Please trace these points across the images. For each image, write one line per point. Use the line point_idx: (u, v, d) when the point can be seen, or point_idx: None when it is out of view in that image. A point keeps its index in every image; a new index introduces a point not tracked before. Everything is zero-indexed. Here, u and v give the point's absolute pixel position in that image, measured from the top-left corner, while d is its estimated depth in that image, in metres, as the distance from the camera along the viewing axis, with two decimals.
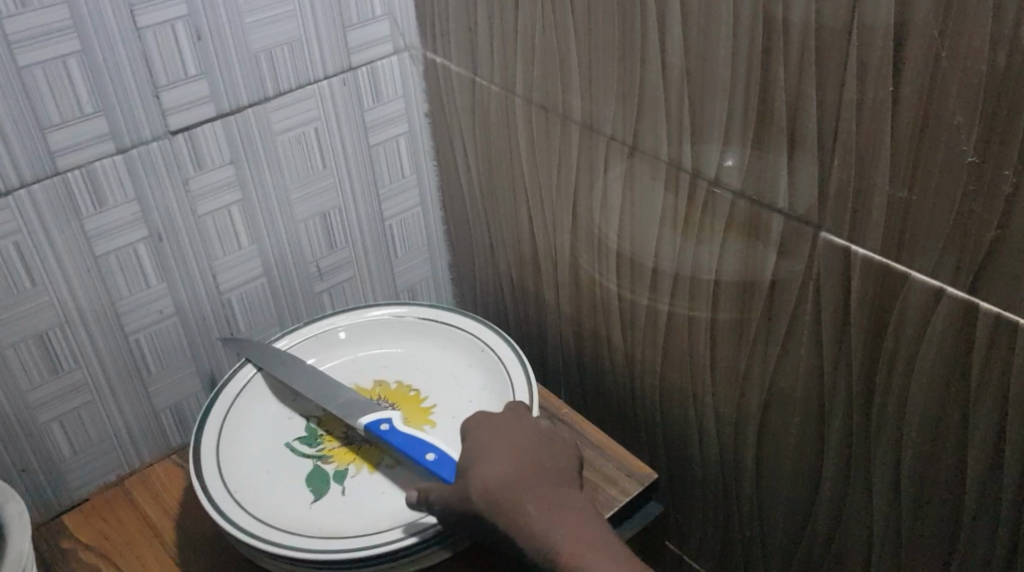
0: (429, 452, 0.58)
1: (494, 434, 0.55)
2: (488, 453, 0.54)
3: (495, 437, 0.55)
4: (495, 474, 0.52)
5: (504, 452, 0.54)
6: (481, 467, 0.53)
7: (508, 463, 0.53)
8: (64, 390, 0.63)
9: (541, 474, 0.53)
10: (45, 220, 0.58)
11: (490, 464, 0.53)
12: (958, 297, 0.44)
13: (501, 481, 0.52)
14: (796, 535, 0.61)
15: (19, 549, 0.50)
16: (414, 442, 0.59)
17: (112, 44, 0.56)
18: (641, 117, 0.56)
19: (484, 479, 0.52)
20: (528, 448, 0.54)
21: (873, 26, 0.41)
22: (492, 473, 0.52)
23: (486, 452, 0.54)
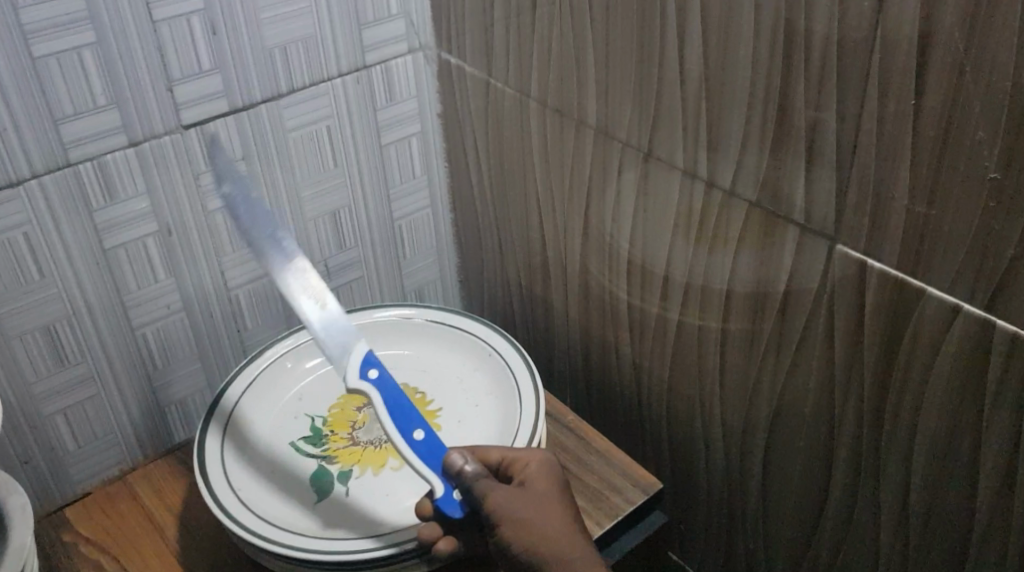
0: (418, 431, 0.55)
1: (534, 473, 0.52)
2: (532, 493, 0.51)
3: (529, 479, 0.52)
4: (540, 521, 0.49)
5: (545, 500, 0.50)
6: (521, 508, 0.50)
7: (549, 513, 0.50)
8: (69, 382, 0.63)
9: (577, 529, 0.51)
10: (55, 211, 0.57)
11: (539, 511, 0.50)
12: (974, 314, 0.43)
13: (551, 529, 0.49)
14: (802, 550, 0.60)
15: (20, 542, 0.50)
16: (405, 415, 0.56)
17: (128, 37, 0.56)
18: (657, 123, 0.55)
19: (527, 523, 0.49)
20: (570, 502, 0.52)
21: (896, 38, 0.41)
22: (534, 519, 0.49)
23: (545, 499, 0.51)
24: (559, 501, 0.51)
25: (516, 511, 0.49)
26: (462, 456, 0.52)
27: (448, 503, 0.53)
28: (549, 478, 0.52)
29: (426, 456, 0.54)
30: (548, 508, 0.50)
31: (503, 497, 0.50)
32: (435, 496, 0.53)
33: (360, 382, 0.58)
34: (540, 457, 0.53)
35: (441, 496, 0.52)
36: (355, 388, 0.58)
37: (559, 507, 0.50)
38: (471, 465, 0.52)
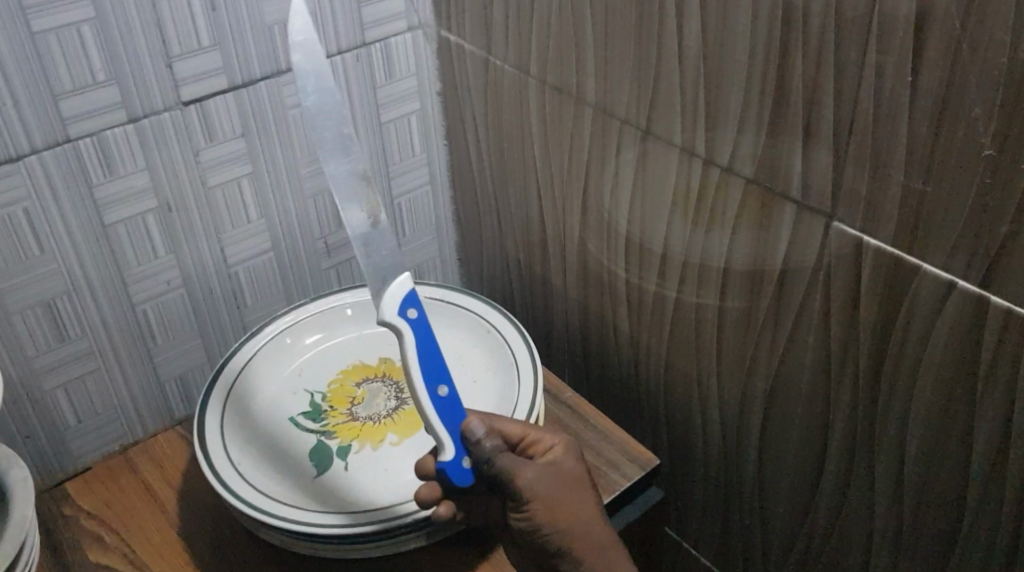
0: (442, 386, 0.54)
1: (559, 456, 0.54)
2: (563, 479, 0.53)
3: (555, 461, 0.54)
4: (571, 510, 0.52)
5: (570, 482, 0.53)
6: (554, 495, 0.52)
7: (578, 500, 0.52)
8: (70, 358, 0.63)
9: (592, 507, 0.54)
10: (55, 187, 0.58)
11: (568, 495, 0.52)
12: (970, 291, 0.43)
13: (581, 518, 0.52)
14: (797, 525, 0.61)
15: (22, 515, 0.50)
16: (433, 363, 0.55)
17: (127, 13, 0.56)
18: (655, 101, 0.55)
19: (557, 505, 0.52)
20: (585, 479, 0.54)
21: (893, 16, 0.41)
22: (566, 507, 0.52)
23: (570, 480, 0.53)
24: (581, 482, 0.54)
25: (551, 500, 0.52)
26: (483, 428, 0.53)
27: (455, 470, 0.53)
28: (571, 459, 0.54)
29: (442, 414, 0.53)
30: (574, 493, 0.53)
31: (538, 483, 0.52)
32: (443, 459, 0.53)
33: (397, 319, 0.55)
34: (561, 439, 0.55)
35: (449, 461, 0.53)
36: (390, 323, 0.55)
37: (583, 491, 0.53)
38: (489, 438, 0.52)
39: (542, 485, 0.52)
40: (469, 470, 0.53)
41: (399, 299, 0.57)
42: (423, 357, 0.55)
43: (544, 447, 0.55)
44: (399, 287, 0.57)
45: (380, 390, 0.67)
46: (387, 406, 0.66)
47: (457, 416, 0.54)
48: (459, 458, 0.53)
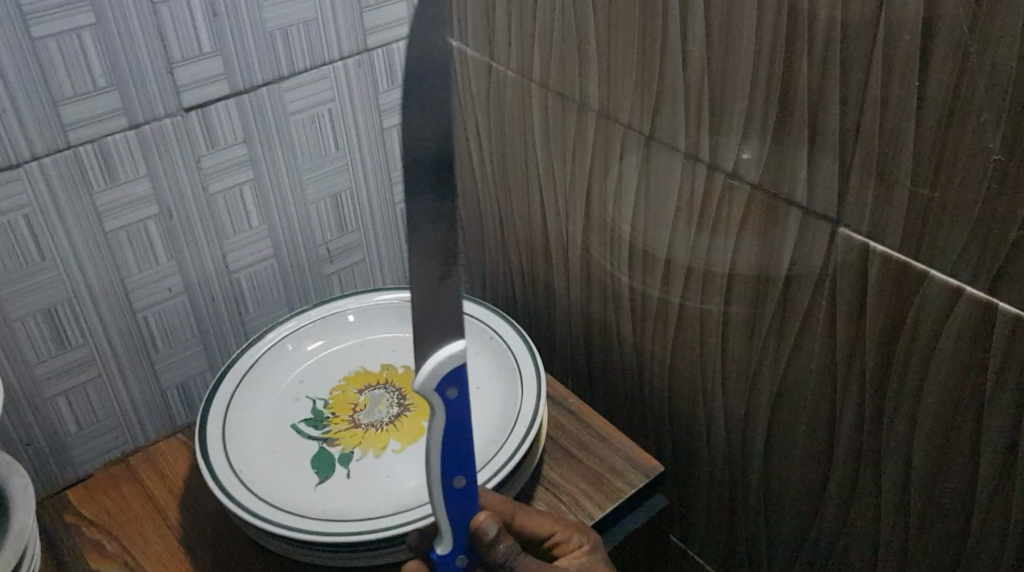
0: (461, 480, 0.47)
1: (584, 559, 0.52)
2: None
3: (582, 565, 0.51)
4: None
5: None
6: None
7: None
8: (71, 365, 0.63)
9: None
10: (55, 193, 0.57)
11: None
12: (977, 296, 0.43)
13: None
14: (803, 532, 0.60)
15: (23, 523, 0.50)
16: (460, 455, 0.47)
17: (128, 18, 0.56)
18: (659, 107, 0.55)
19: None
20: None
21: (900, 21, 0.41)
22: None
23: None
24: None
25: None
26: (497, 528, 0.49)
27: (448, 564, 0.49)
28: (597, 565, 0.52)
29: (452, 507, 0.48)
30: None
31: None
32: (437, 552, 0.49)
33: (433, 398, 0.45)
34: (585, 541, 0.53)
35: (441, 555, 0.49)
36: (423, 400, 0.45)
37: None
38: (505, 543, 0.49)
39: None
40: (462, 567, 0.50)
41: (443, 372, 0.45)
42: (450, 441, 0.47)
43: (568, 547, 0.53)
44: (446, 359, 0.45)
45: (383, 397, 0.67)
46: (389, 413, 0.66)
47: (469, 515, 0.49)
48: (454, 554, 0.49)
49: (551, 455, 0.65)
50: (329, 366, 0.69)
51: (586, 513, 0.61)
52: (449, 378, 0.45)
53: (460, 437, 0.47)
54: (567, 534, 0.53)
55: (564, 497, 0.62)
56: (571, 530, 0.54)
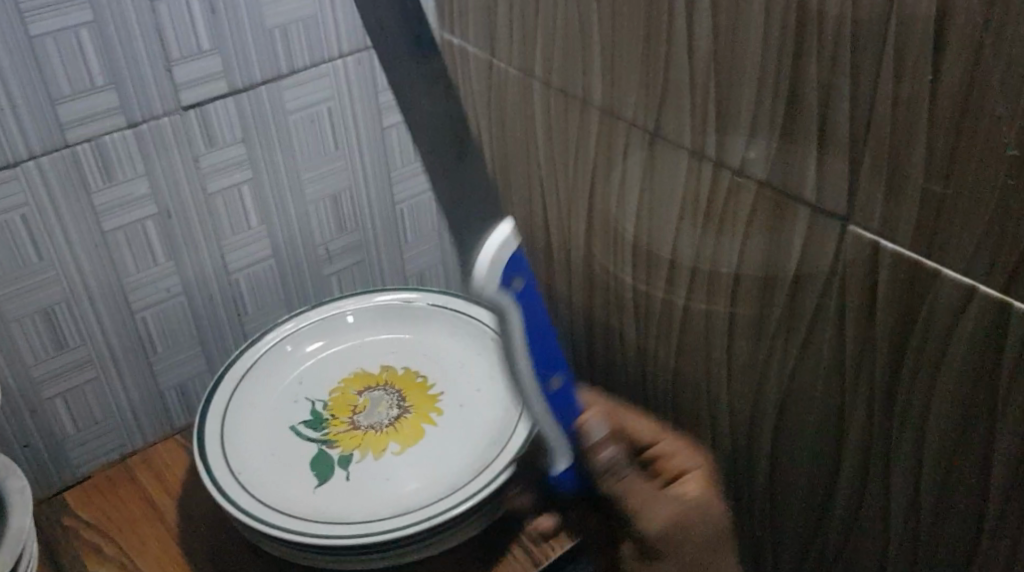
0: (555, 379, 0.52)
1: (695, 476, 0.55)
2: (689, 499, 0.53)
3: (689, 482, 0.54)
4: (700, 523, 0.52)
5: (699, 510, 0.52)
6: (675, 520, 0.51)
7: (704, 521, 0.52)
8: (68, 367, 0.62)
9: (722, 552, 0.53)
10: (53, 193, 0.57)
11: (699, 514, 0.52)
12: (990, 295, 0.42)
13: (707, 531, 0.52)
14: (809, 536, 0.60)
15: (19, 528, 0.49)
16: (544, 353, 0.52)
17: (126, 15, 0.55)
18: (664, 105, 0.54)
19: (682, 528, 0.51)
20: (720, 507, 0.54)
21: (911, 15, 0.40)
22: (689, 523, 0.52)
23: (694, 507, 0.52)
24: (714, 510, 0.53)
25: (677, 518, 0.52)
26: (602, 430, 0.54)
27: (563, 477, 0.56)
28: (706, 482, 0.55)
29: (557, 406, 0.53)
30: (702, 517, 0.53)
31: (656, 501, 0.52)
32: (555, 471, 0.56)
33: (498, 296, 0.48)
34: (700, 461, 0.56)
35: (560, 472, 0.56)
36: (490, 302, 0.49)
37: (718, 509, 0.53)
38: (608, 449, 0.53)
39: (663, 503, 0.52)
40: (569, 483, 0.57)
41: (502, 262, 0.48)
42: (534, 341, 0.51)
43: (679, 463, 0.56)
44: (499, 241, 0.48)
45: (384, 399, 0.66)
46: (390, 414, 0.65)
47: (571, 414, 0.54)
48: (570, 471, 0.56)
49: None
50: (329, 367, 0.68)
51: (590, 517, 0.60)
52: (507, 267, 0.48)
53: (536, 328, 0.51)
54: (684, 454, 0.57)
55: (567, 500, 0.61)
56: (689, 453, 0.57)
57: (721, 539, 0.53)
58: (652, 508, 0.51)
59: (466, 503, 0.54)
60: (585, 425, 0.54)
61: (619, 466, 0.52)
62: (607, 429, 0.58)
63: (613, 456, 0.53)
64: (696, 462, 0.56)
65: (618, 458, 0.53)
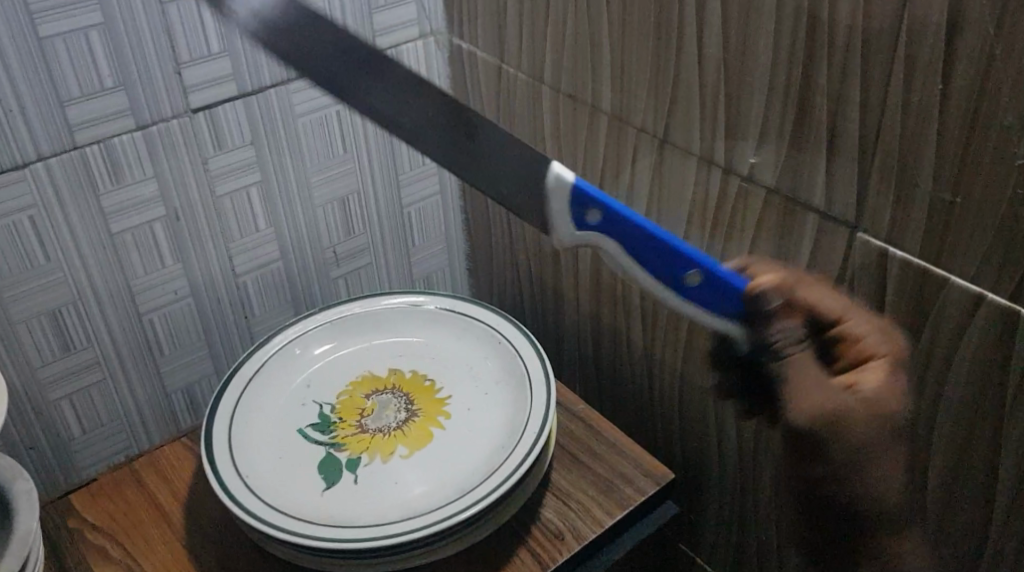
0: (693, 273, 0.48)
1: (876, 364, 0.46)
2: (854, 395, 0.45)
3: (860, 380, 0.45)
4: (860, 422, 0.45)
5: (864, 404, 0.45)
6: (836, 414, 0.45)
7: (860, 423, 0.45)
8: (74, 368, 0.62)
9: (886, 449, 0.46)
10: (61, 194, 0.57)
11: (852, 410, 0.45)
12: (998, 303, 0.43)
13: (869, 434, 0.45)
14: (815, 541, 0.60)
15: (26, 529, 0.49)
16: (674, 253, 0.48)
17: (136, 18, 0.55)
18: (673, 110, 0.55)
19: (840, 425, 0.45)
20: (888, 400, 0.45)
21: (922, 24, 0.40)
22: (878, 414, 0.45)
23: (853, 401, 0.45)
24: (880, 410, 0.45)
25: (835, 411, 0.45)
26: (777, 292, 0.48)
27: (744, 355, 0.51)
28: (889, 383, 0.45)
29: (707, 298, 0.48)
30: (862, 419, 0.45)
31: (819, 385, 0.45)
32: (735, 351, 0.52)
33: (578, 234, 0.49)
34: (895, 346, 0.46)
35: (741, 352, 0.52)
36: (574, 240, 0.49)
37: (893, 408, 0.45)
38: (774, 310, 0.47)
39: (822, 394, 0.45)
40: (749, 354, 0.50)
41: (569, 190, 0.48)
42: (648, 248, 0.49)
43: (863, 343, 0.46)
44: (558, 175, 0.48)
45: (391, 402, 0.66)
46: (398, 417, 0.65)
47: (733, 298, 0.48)
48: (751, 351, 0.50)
49: (560, 462, 0.65)
50: (335, 370, 0.68)
51: (595, 522, 0.60)
52: (574, 205, 0.48)
53: (649, 236, 0.48)
54: (869, 333, 0.46)
55: (573, 505, 0.61)
56: (871, 326, 0.47)
57: (888, 442, 0.45)
58: (796, 393, 0.45)
59: (472, 508, 0.54)
60: (753, 292, 0.48)
61: (794, 344, 0.47)
62: (785, 300, 0.48)
63: (788, 332, 0.47)
64: (891, 347, 0.46)
65: (795, 336, 0.47)
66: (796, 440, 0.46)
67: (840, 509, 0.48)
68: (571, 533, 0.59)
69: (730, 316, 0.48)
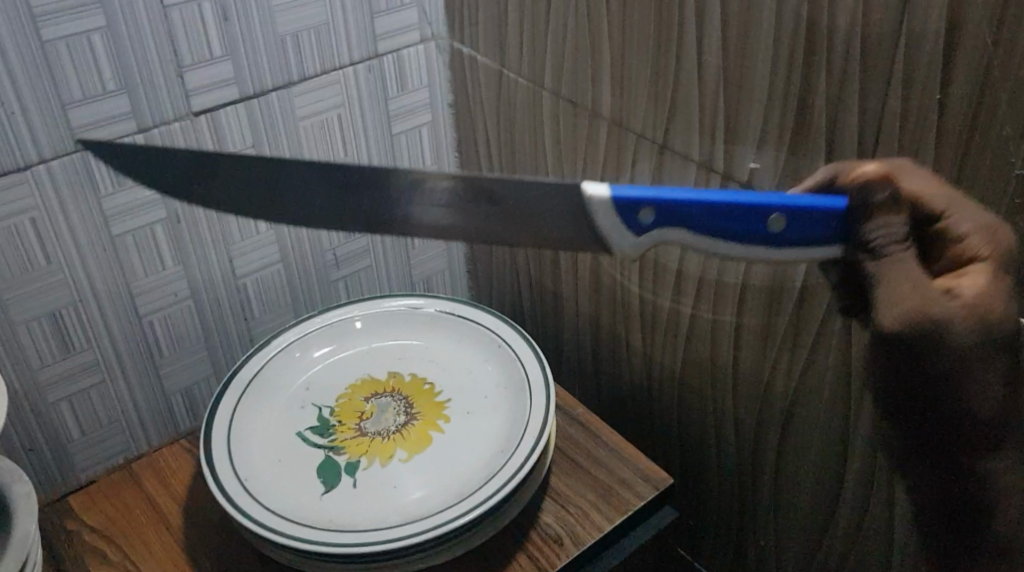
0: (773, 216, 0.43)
1: (979, 267, 0.41)
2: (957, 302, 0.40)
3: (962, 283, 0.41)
4: (961, 328, 0.40)
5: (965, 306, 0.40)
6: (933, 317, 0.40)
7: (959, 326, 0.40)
8: (74, 370, 0.62)
9: (983, 354, 0.41)
10: (62, 196, 0.57)
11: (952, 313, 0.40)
12: None
13: (973, 339, 0.41)
14: (814, 546, 0.60)
15: (25, 531, 0.49)
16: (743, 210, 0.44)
17: (138, 21, 0.55)
18: (672, 116, 0.55)
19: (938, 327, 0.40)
20: (993, 305, 0.40)
21: (921, 33, 0.41)
22: (979, 320, 0.40)
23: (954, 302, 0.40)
24: (982, 314, 0.40)
25: (936, 315, 0.40)
26: None
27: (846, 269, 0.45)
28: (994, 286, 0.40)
29: (800, 229, 0.43)
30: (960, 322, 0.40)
31: (918, 285, 0.40)
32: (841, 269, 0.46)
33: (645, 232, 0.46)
34: (1002, 246, 0.41)
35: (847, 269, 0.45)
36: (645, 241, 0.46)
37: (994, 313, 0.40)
38: None
39: (923, 301, 0.40)
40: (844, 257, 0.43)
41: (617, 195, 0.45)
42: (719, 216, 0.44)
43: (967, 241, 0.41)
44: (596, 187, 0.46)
45: (390, 405, 0.66)
46: (397, 421, 0.65)
47: (829, 220, 0.43)
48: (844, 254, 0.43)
49: (559, 466, 0.65)
50: (335, 374, 0.68)
51: (594, 527, 0.60)
52: (624, 213, 0.46)
53: (713, 206, 0.44)
54: (972, 231, 0.41)
55: (572, 509, 0.61)
56: (976, 225, 0.41)
57: (990, 347, 0.41)
58: (894, 294, 0.40)
59: (471, 513, 0.54)
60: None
61: (898, 244, 0.40)
62: None
63: (893, 230, 0.40)
64: (994, 249, 0.41)
65: (901, 236, 0.40)
66: (884, 348, 0.42)
67: (930, 417, 0.44)
68: (569, 539, 0.59)
69: (829, 239, 0.43)
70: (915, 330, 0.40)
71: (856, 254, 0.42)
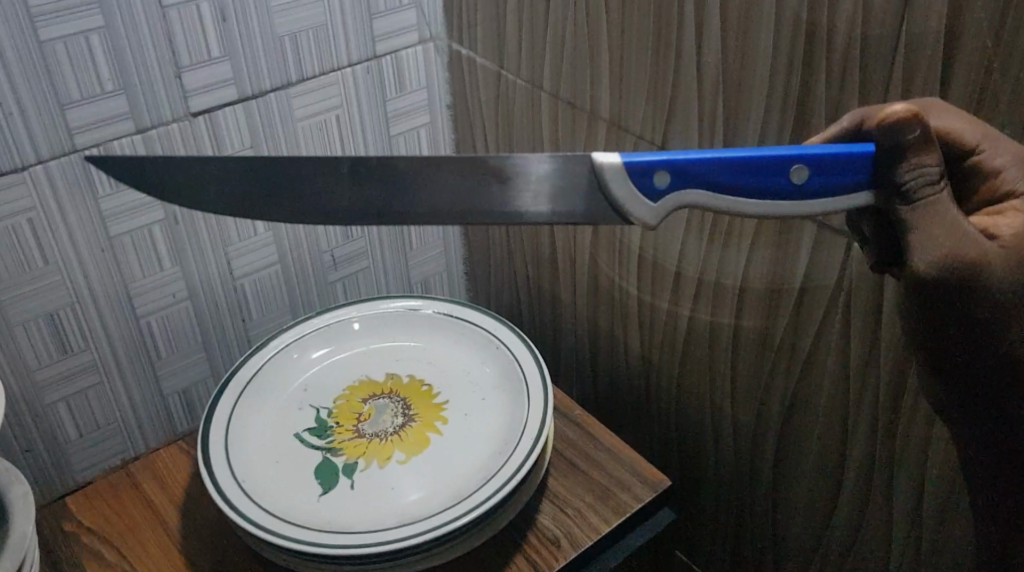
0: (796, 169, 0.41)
1: (1016, 205, 0.39)
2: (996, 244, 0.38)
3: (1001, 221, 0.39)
4: (1005, 271, 0.38)
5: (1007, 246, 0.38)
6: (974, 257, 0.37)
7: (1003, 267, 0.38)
8: (71, 371, 0.62)
9: None
10: (60, 197, 0.57)
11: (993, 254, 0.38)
12: None
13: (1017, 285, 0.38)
14: (812, 548, 0.60)
15: (22, 532, 0.49)
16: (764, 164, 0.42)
17: (136, 21, 0.55)
18: (671, 118, 0.55)
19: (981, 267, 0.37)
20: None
21: (921, 34, 0.41)
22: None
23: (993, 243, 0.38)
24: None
25: (980, 258, 0.37)
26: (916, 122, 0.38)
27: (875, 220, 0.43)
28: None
29: (824, 179, 0.41)
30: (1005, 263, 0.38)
31: (957, 227, 0.37)
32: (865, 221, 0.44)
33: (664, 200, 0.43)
34: None
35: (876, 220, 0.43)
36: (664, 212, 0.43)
37: None
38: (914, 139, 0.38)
39: (961, 241, 0.37)
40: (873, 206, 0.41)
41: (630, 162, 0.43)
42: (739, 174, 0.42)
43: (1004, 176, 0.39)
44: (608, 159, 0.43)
45: (388, 407, 0.66)
46: (395, 422, 0.65)
47: (855, 165, 0.40)
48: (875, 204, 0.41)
49: (557, 467, 0.65)
50: (332, 375, 0.68)
51: (592, 529, 0.60)
52: (637, 179, 0.43)
53: (731, 163, 0.42)
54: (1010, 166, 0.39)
55: (570, 511, 0.61)
56: (1013, 158, 0.39)
57: None
58: (927, 234, 0.38)
59: (469, 515, 0.54)
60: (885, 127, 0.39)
61: (933, 186, 0.38)
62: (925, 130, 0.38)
63: (927, 171, 0.38)
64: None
65: (936, 176, 0.38)
66: (927, 299, 0.39)
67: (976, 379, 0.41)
68: (567, 540, 0.59)
69: (857, 186, 0.41)
70: (959, 277, 0.38)
71: (887, 201, 0.40)
